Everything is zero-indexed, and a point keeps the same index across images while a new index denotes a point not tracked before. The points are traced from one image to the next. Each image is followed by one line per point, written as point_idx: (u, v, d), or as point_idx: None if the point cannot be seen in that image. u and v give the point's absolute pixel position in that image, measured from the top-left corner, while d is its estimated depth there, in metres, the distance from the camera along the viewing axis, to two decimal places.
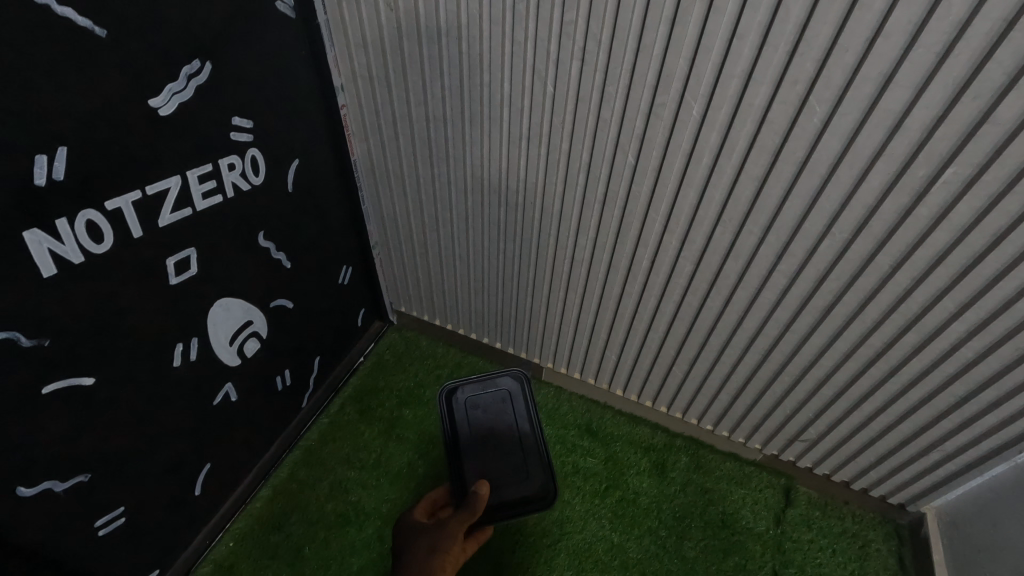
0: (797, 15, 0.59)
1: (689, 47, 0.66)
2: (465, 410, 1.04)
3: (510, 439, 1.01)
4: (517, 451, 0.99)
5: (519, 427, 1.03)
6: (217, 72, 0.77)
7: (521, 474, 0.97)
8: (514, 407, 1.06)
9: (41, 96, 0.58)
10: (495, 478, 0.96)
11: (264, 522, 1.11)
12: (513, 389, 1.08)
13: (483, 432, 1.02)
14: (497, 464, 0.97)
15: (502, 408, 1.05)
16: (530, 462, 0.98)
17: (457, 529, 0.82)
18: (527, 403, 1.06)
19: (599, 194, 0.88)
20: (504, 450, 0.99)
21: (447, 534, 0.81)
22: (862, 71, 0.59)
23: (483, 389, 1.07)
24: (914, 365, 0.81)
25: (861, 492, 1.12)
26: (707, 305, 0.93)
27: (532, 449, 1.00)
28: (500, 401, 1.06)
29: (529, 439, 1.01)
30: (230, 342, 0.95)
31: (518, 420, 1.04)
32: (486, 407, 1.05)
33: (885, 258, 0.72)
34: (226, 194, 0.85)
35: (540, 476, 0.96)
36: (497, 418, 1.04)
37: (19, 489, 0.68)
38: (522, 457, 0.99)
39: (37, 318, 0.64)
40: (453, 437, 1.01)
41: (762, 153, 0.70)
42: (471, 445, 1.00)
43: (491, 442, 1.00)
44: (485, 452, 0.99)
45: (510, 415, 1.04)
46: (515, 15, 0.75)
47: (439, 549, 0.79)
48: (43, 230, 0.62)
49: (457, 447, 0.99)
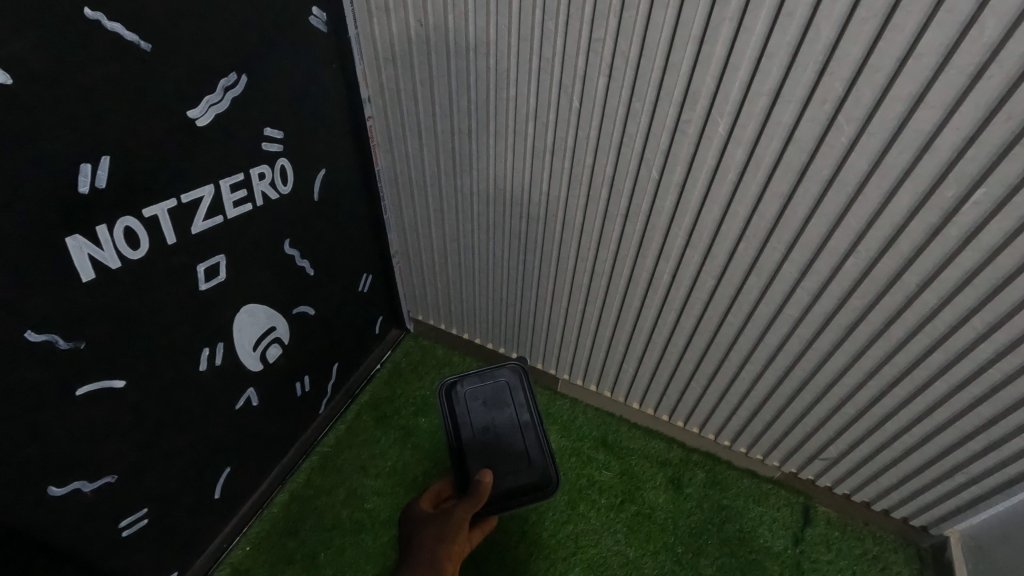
0: (827, 35, 0.59)
1: (716, 65, 0.67)
2: (467, 403, 1.04)
3: (511, 430, 1.01)
4: (518, 442, 1.00)
5: (520, 418, 1.03)
6: (251, 84, 0.79)
7: (523, 464, 0.97)
8: (515, 398, 1.06)
9: (89, 107, 0.60)
10: (497, 468, 0.96)
11: (280, 527, 1.11)
12: (511, 380, 1.08)
13: (483, 424, 1.02)
14: (499, 454, 0.98)
15: (502, 399, 1.05)
16: (531, 451, 0.98)
17: (462, 520, 0.83)
18: (526, 394, 1.07)
19: (622, 207, 0.88)
20: (506, 441, 0.99)
21: (452, 525, 0.82)
22: (892, 92, 0.60)
23: (482, 380, 1.07)
24: (940, 386, 0.80)
25: (881, 514, 1.10)
26: (728, 321, 0.93)
27: (533, 440, 1.00)
28: (500, 393, 1.06)
29: (530, 429, 1.02)
30: (254, 347, 0.97)
31: (518, 411, 1.04)
32: (487, 399, 1.05)
33: (912, 277, 0.72)
34: (255, 203, 0.87)
35: (541, 465, 0.96)
36: (497, 410, 1.04)
37: (50, 488, 0.70)
38: (523, 447, 0.99)
39: (74, 322, 0.66)
40: (455, 430, 1.01)
41: (788, 171, 0.71)
42: (473, 438, 1.00)
43: (493, 434, 1.00)
44: (486, 444, 0.99)
45: (510, 406, 1.05)
46: (544, 31, 0.76)
47: (446, 540, 0.81)
48: (85, 236, 0.64)
49: (459, 440, 0.99)
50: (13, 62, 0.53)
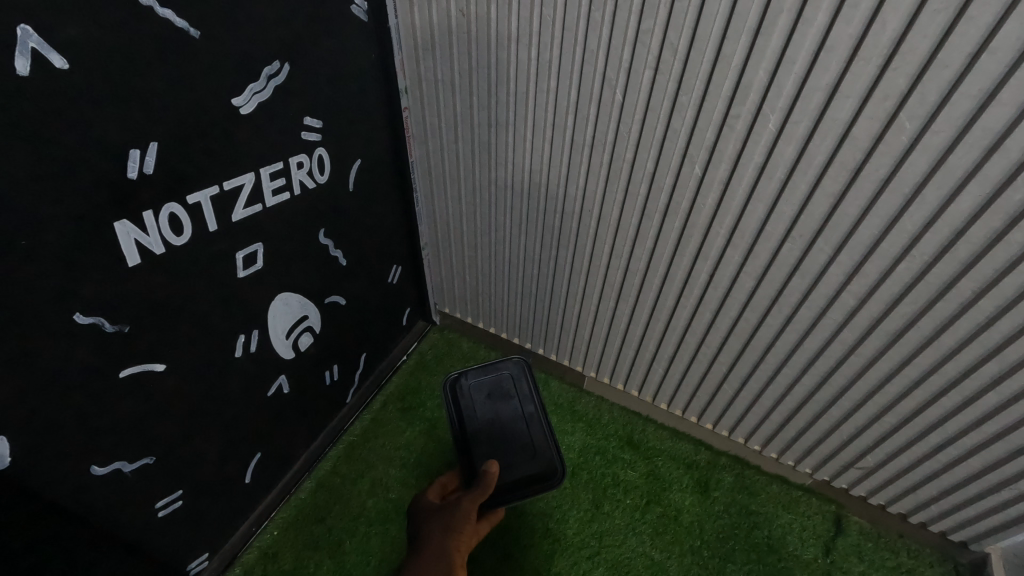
0: (893, 28, 0.56)
1: (770, 60, 0.64)
2: (471, 395, 1.05)
3: (516, 422, 1.01)
4: (523, 433, 1.00)
5: (525, 409, 1.03)
6: (293, 73, 0.80)
7: (528, 454, 0.97)
8: (519, 390, 1.06)
9: (139, 93, 0.61)
10: (503, 458, 0.96)
11: (308, 514, 1.13)
12: (516, 373, 1.08)
13: (488, 416, 1.02)
14: (505, 445, 0.98)
15: (506, 391, 1.06)
16: (537, 442, 0.99)
17: (469, 510, 0.83)
18: (530, 387, 1.07)
19: (661, 204, 0.86)
20: (511, 433, 1.00)
21: (459, 516, 0.83)
22: (961, 88, 0.57)
23: (486, 374, 1.08)
24: (993, 398, 0.77)
25: (918, 526, 1.07)
26: (765, 323, 0.91)
27: (538, 431, 1.00)
28: (504, 385, 1.07)
29: (535, 420, 1.02)
30: (287, 335, 0.98)
31: (522, 402, 1.04)
32: (490, 392, 1.06)
33: (969, 283, 0.69)
34: (293, 192, 0.88)
35: (546, 455, 0.97)
36: (501, 402, 1.04)
37: (93, 467, 0.71)
38: (528, 438, 0.99)
39: (120, 306, 0.67)
40: (460, 422, 1.01)
41: (841, 170, 0.68)
42: (478, 429, 1.00)
43: (498, 426, 1.01)
44: (491, 435, 0.99)
45: (514, 397, 1.05)
46: (590, 21, 0.74)
47: (453, 530, 0.81)
48: (132, 221, 0.64)
49: (465, 431, 1.00)
50: (69, 47, 0.54)
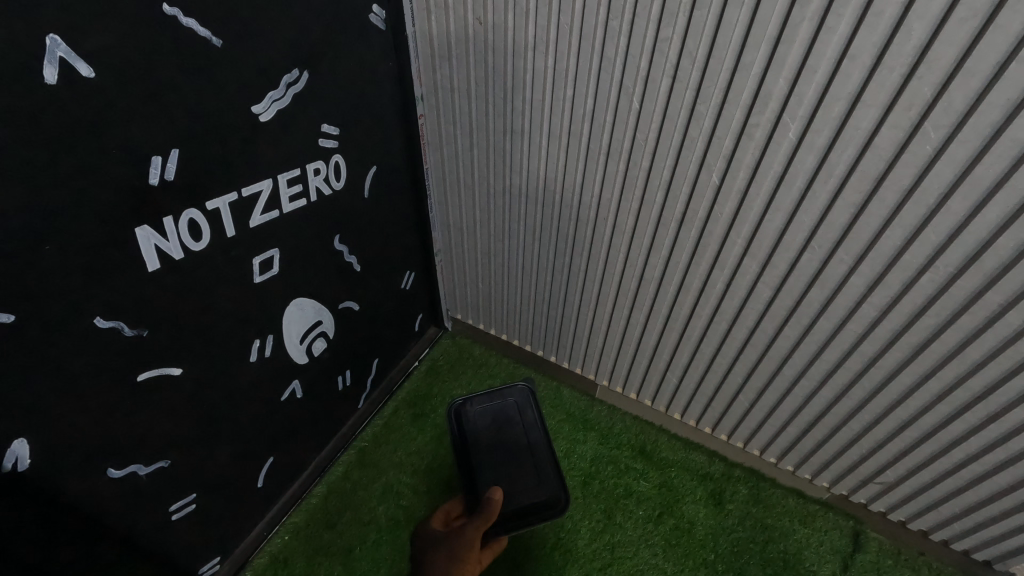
0: (918, 36, 0.55)
1: (791, 68, 0.64)
2: (476, 422, 1.06)
3: (521, 449, 1.02)
4: (527, 461, 1.01)
5: (529, 437, 1.04)
6: (312, 81, 0.80)
7: (532, 483, 0.98)
8: (524, 417, 1.07)
9: (162, 101, 0.61)
10: (506, 486, 0.97)
11: (319, 518, 1.13)
12: (520, 401, 1.09)
13: (493, 443, 1.03)
14: (509, 473, 0.99)
15: (511, 419, 1.07)
16: (542, 470, 0.99)
17: (473, 538, 0.83)
18: (535, 413, 1.08)
19: (677, 212, 0.85)
20: (515, 460, 1.01)
21: (463, 544, 0.83)
22: (989, 97, 0.56)
23: (491, 401, 1.09)
24: (1019, 413, 0.74)
25: (939, 544, 1.04)
26: (783, 334, 0.89)
27: (543, 458, 1.01)
28: (508, 413, 1.08)
29: (540, 448, 1.03)
30: (301, 341, 0.98)
31: (526, 430, 1.05)
32: (495, 419, 1.07)
33: (995, 296, 0.67)
34: (310, 198, 0.88)
35: (550, 484, 0.97)
36: (506, 429, 1.05)
37: (110, 470, 0.72)
38: (533, 466, 1.00)
39: (139, 310, 0.68)
40: (464, 449, 1.02)
41: (863, 179, 0.67)
42: (482, 456, 1.01)
43: (502, 454, 1.01)
44: (496, 462, 1.00)
45: (518, 425, 1.06)
46: (608, 30, 0.74)
47: (457, 559, 0.81)
48: (153, 227, 0.65)
49: (469, 458, 1.01)
50: (95, 56, 0.54)
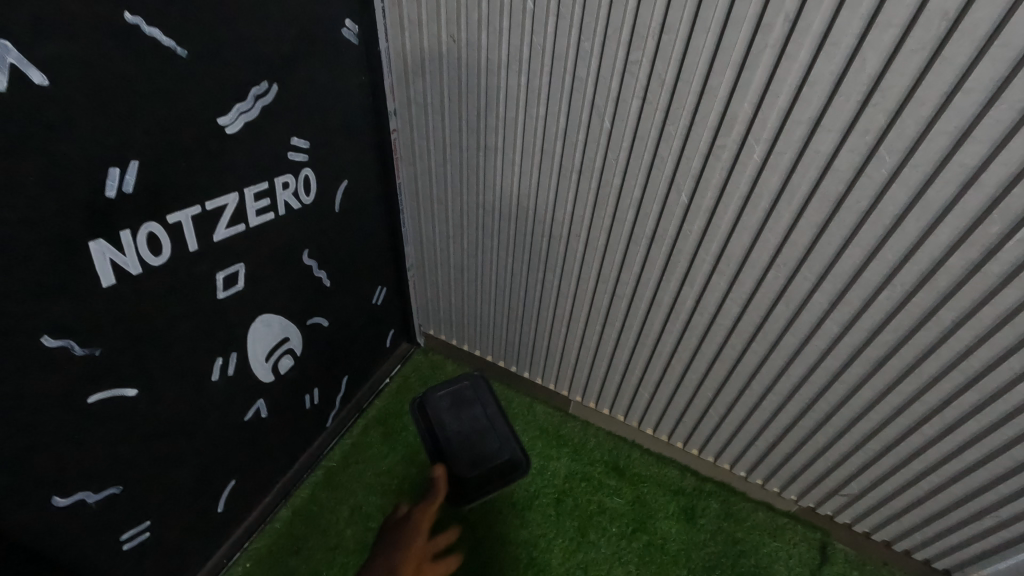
0: (872, 66, 0.58)
1: (755, 93, 0.66)
2: (434, 408, 1.10)
3: (481, 424, 1.08)
4: (489, 434, 1.07)
5: (487, 412, 1.10)
6: (281, 94, 0.79)
7: (496, 452, 1.05)
8: (478, 394, 1.13)
9: (121, 112, 0.59)
10: (473, 459, 1.04)
11: (283, 544, 1.08)
12: (473, 380, 1.14)
13: (453, 423, 1.08)
14: (473, 448, 1.05)
15: (466, 398, 1.12)
16: (502, 440, 1.06)
17: (421, 522, 0.90)
18: (487, 390, 1.13)
19: (648, 230, 0.87)
20: (477, 436, 1.07)
21: (410, 531, 0.88)
22: (938, 125, 0.59)
23: (445, 384, 1.12)
24: (973, 425, 0.77)
25: (902, 554, 1.07)
26: (750, 350, 0.91)
27: (502, 429, 1.08)
28: (462, 392, 1.13)
29: (497, 420, 1.09)
30: (266, 358, 0.95)
31: (482, 406, 1.11)
32: (452, 400, 1.12)
33: (947, 313, 0.70)
34: (277, 212, 0.86)
35: (511, 450, 1.05)
36: (463, 408, 1.11)
37: (55, 499, 0.67)
38: (494, 437, 1.07)
39: (91, 328, 0.64)
40: (426, 432, 1.07)
41: (823, 201, 0.69)
42: (447, 437, 1.06)
43: (465, 431, 1.07)
44: (459, 439, 1.05)
45: (475, 402, 1.12)
46: (579, 51, 0.75)
47: (402, 544, 0.85)
48: (108, 241, 0.62)
49: (432, 440, 1.05)
50: (50, 64, 0.52)
